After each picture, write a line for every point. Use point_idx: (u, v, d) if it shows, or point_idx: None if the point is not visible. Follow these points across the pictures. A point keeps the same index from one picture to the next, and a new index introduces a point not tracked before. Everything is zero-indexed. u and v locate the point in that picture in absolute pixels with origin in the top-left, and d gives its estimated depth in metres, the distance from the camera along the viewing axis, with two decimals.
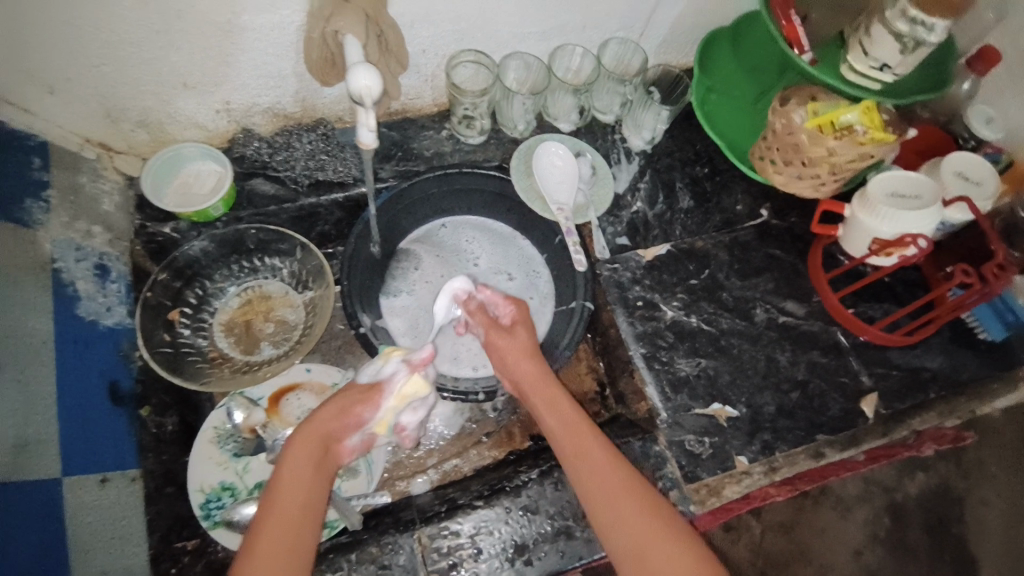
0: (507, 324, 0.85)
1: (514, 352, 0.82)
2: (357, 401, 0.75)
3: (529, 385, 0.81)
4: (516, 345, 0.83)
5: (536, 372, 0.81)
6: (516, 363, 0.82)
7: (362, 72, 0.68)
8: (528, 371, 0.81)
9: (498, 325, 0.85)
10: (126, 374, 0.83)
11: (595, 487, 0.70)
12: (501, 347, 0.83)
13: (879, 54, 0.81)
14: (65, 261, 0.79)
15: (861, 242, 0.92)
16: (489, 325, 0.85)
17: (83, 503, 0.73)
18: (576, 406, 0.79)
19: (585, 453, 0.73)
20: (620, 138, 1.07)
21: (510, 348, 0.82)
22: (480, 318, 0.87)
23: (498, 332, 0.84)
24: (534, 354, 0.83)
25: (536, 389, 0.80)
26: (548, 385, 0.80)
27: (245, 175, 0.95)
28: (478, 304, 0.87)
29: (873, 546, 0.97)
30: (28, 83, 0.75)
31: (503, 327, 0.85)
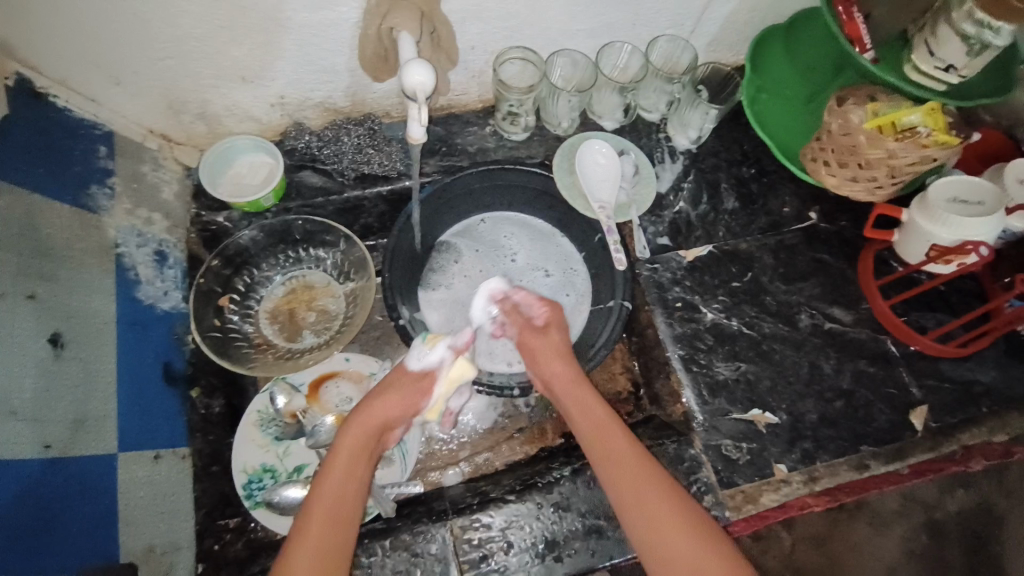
0: (541, 326, 0.85)
1: (548, 353, 0.82)
2: (410, 390, 0.79)
3: (559, 385, 0.81)
4: (548, 347, 0.83)
5: (566, 372, 0.81)
6: (547, 364, 0.82)
7: (416, 67, 0.69)
8: (559, 373, 0.81)
9: (532, 325, 0.85)
10: (179, 355, 0.87)
11: (624, 485, 0.70)
12: (533, 347, 0.83)
13: (944, 55, 0.78)
14: (128, 246, 0.83)
15: (918, 249, 0.89)
16: (522, 325, 0.86)
17: (136, 478, 0.74)
18: (605, 406, 0.78)
19: (615, 452, 0.73)
20: (664, 136, 1.06)
21: (542, 349, 0.83)
22: (515, 318, 0.87)
23: (531, 333, 0.84)
24: (566, 358, 0.83)
25: (566, 389, 0.80)
26: (577, 386, 0.80)
27: (295, 167, 0.98)
28: (512, 305, 0.87)
29: (907, 562, 1.07)
30: (97, 74, 0.79)
31: (537, 328, 0.85)
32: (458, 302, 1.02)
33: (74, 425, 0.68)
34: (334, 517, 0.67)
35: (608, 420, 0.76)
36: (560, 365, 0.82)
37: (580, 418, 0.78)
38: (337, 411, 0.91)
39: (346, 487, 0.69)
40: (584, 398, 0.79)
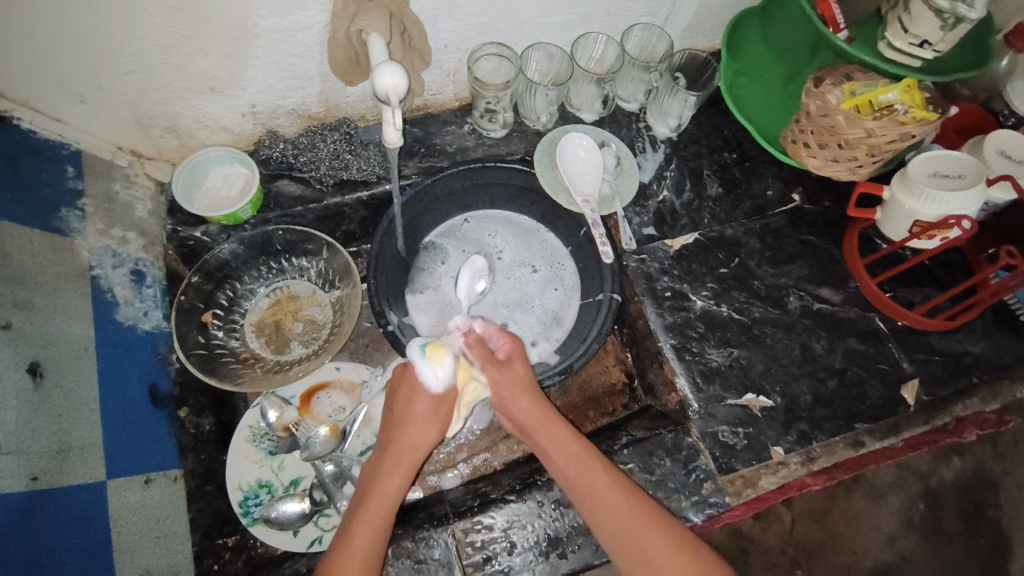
0: (503, 360, 0.78)
1: (513, 388, 0.77)
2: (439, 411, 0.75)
3: (528, 422, 0.76)
4: (514, 382, 0.77)
5: (532, 409, 0.76)
6: (514, 401, 0.76)
7: (387, 70, 0.68)
8: (528, 408, 0.76)
9: (494, 360, 0.78)
10: (164, 377, 0.84)
11: (612, 524, 0.69)
12: (500, 383, 0.77)
13: (918, 31, 0.78)
14: (103, 268, 0.80)
15: (902, 226, 0.89)
16: (484, 359, 0.77)
17: (128, 504, 0.73)
18: (580, 439, 0.75)
19: (599, 491, 0.71)
20: (644, 125, 1.05)
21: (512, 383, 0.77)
22: (479, 352, 0.77)
23: (495, 368, 0.77)
24: (531, 392, 0.77)
25: (537, 426, 0.75)
26: (548, 419, 0.76)
27: (272, 177, 0.96)
28: (477, 338, 0.78)
29: (907, 533, 1.08)
30: (61, 93, 0.77)
31: (500, 363, 0.78)
32: (446, 303, 1.02)
33: (59, 454, 0.66)
34: (376, 534, 0.69)
35: (586, 455, 0.73)
36: (524, 402, 0.76)
37: (557, 455, 0.74)
38: (331, 421, 0.91)
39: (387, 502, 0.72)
40: (556, 432, 0.75)
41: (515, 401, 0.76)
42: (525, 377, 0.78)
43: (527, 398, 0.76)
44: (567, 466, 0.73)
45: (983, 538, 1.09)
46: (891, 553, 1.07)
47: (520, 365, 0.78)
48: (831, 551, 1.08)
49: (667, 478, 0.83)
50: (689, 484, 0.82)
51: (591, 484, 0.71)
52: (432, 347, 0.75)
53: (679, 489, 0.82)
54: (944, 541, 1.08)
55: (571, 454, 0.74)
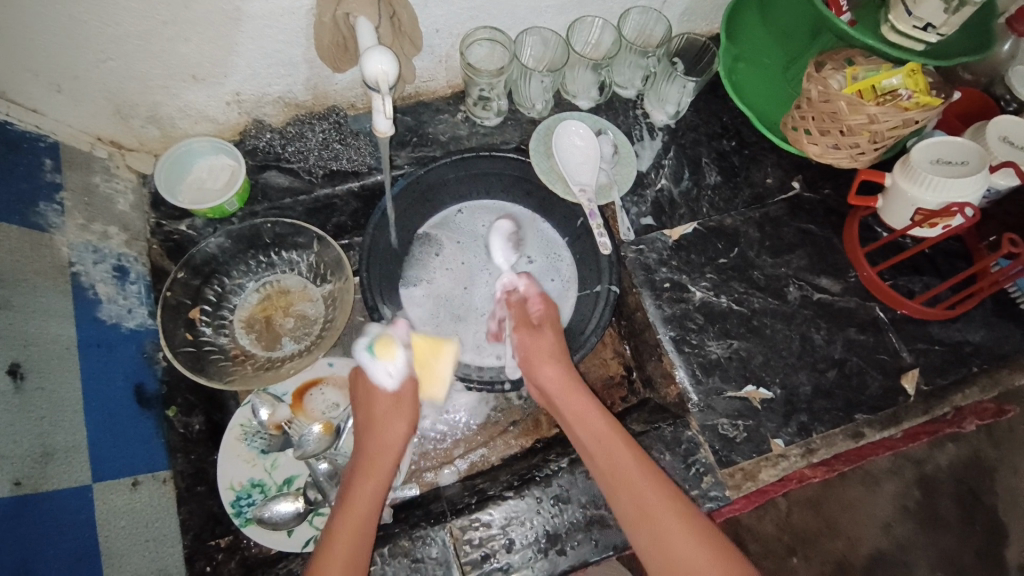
0: (537, 324, 0.88)
1: (543, 355, 0.83)
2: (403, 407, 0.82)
3: (558, 392, 0.81)
4: (543, 350, 0.84)
5: (559, 375, 0.81)
6: (542, 365, 0.83)
7: (377, 56, 0.65)
8: (554, 376, 0.81)
9: (529, 323, 0.88)
10: (151, 376, 0.82)
11: (629, 498, 0.69)
12: (531, 342, 0.85)
13: (922, 14, 0.76)
14: (84, 264, 0.77)
15: (902, 214, 0.88)
16: (522, 322, 0.88)
17: (115, 507, 0.71)
18: (605, 415, 0.77)
19: (620, 465, 0.72)
20: (642, 113, 1.03)
21: (543, 345, 0.84)
22: (518, 312, 0.90)
23: (529, 330, 0.87)
24: (561, 359, 0.83)
25: (564, 393, 0.80)
26: (571, 391, 0.80)
27: (259, 167, 0.93)
28: (518, 299, 0.91)
29: (903, 519, 1.09)
30: (35, 82, 0.73)
31: (534, 326, 0.87)
32: (442, 295, 1.00)
33: (43, 458, 0.64)
34: (356, 535, 0.68)
35: (609, 429, 0.75)
36: (554, 368, 0.82)
37: (581, 427, 0.77)
38: (324, 418, 0.89)
39: (363, 509, 0.71)
40: (582, 405, 0.79)
41: (546, 367, 0.82)
42: (558, 345, 0.85)
43: (556, 365, 0.82)
44: (592, 439, 0.75)
45: (978, 524, 1.07)
46: (886, 540, 1.07)
47: (549, 334, 0.86)
48: (827, 538, 1.08)
49: (666, 472, 0.82)
50: (689, 479, 0.81)
51: (613, 457, 0.73)
52: (381, 347, 0.84)
53: (679, 483, 0.81)
54: (940, 527, 1.08)
55: (598, 425, 0.76)
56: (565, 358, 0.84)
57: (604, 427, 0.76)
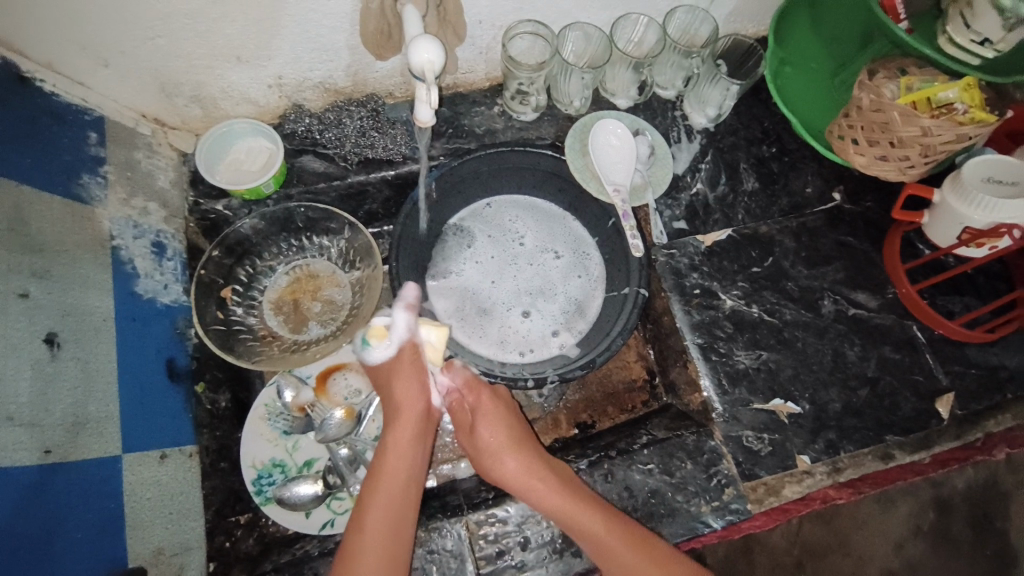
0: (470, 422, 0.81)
1: (495, 448, 0.78)
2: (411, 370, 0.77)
3: (520, 484, 0.76)
4: (489, 439, 0.79)
5: (518, 468, 0.76)
6: (499, 458, 0.78)
7: (423, 44, 0.65)
8: (510, 467, 0.77)
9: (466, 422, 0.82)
10: (182, 351, 0.84)
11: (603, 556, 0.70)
12: (475, 449, 0.81)
13: (980, 27, 0.73)
14: (124, 239, 0.79)
15: (949, 231, 0.85)
16: (460, 424, 0.84)
17: (144, 478, 0.72)
18: (567, 489, 0.74)
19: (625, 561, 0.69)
20: (681, 114, 1.01)
21: (486, 444, 0.79)
22: (459, 413, 0.84)
23: (468, 435, 0.82)
24: (512, 444, 0.78)
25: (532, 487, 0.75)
26: (539, 485, 0.75)
27: (296, 152, 0.94)
28: (456, 396, 0.83)
29: (915, 540, 1.04)
30: (84, 56, 0.75)
31: (470, 426, 0.81)
32: (468, 288, 1.00)
33: (74, 427, 0.65)
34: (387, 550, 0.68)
35: (602, 530, 0.71)
36: (513, 460, 0.77)
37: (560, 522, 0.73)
38: (346, 403, 0.89)
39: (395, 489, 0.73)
40: (556, 500, 0.73)
41: (503, 461, 0.77)
42: (514, 430, 0.79)
43: (513, 457, 0.77)
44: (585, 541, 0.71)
45: (987, 548, 1.04)
46: (896, 560, 1.03)
47: (492, 423, 0.79)
48: (837, 555, 1.03)
49: (686, 480, 0.81)
50: (711, 489, 0.81)
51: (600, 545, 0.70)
52: (375, 333, 0.76)
53: (700, 493, 0.80)
54: (951, 550, 1.04)
55: (586, 522, 0.71)
56: (525, 443, 0.79)
57: (587, 520, 0.71)
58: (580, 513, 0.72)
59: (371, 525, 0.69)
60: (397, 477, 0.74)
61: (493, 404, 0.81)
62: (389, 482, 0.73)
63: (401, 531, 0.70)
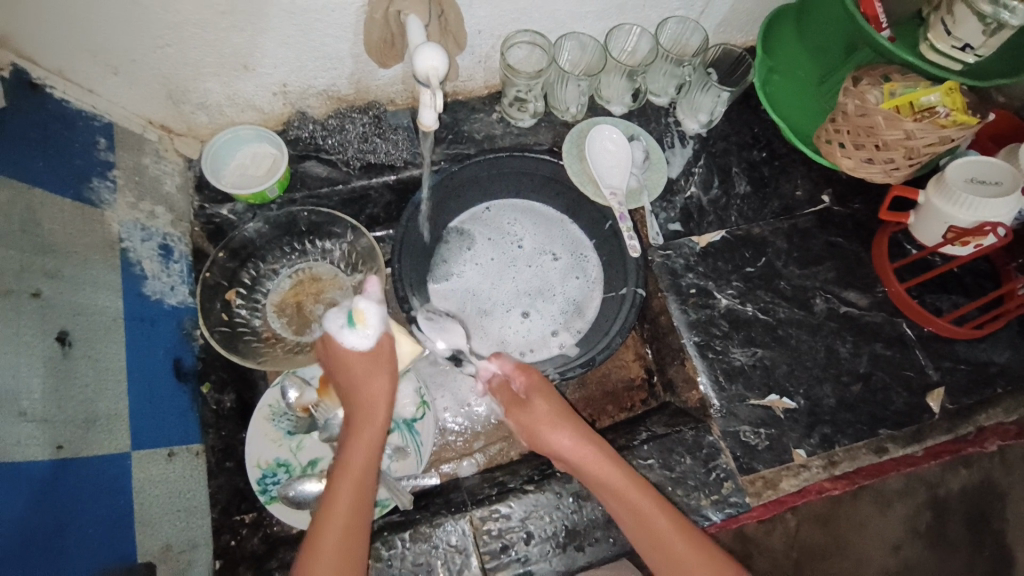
0: (524, 397, 0.82)
1: (545, 423, 0.79)
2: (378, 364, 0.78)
3: (573, 459, 0.76)
4: (539, 414, 0.80)
5: (573, 444, 0.77)
6: (550, 434, 0.79)
7: (427, 50, 0.67)
8: (563, 442, 0.78)
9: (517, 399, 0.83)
10: (188, 352, 0.86)
11: (648, 534, 0.71)
12: (526, 421, 0.81)
13: (961, 34, 0.76)
14: (132, 241, 0.81)
15: (934, 230, 0.88)
16: (509, 403, 0.85)
17: (152, 476, 0.73)
18: (623, 466, 0.75)
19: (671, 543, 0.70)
20: (674, 120, 1.04)
21: (539, 418, 0.80)
22: (505, 393, 0.85)
23: (520, 410, 0.82)
24: (564, 421, 0.79)
25: (588, 465, 0.75)
26: (593, 460, 0.75)
27: (299, 158, 0.96)
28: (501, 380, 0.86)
29: (912, 541, 1.05)
30: (96, 64, 0.77)
31: (522, 401, 0.82)
32: (469, 291, 1.02)
33: (85, 424, 0.66)
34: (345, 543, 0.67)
35: (651, 509, 0.72)
36: (566, 436, 0.78)
37: (613, 501, 0.73)
38: None
39: (359, 478, 0.73)
40: (611, 476, 0.74)
41: (556, 437, 0.78)
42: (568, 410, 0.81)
43: (566, 432, 0.78)
44: (631, 517, 0.72)
45: (985, 548, 1.05)
46: (894, 561, 1.04)
47: (545, 399, 0.81)
48: (835, 556, 1.04)
49: (686, 475, 0.82)
50: (710, 483, 0.82)
51: (650, 526, 0.71)
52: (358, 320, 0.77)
53: (699, 487, 0.82)
54: (948, 551, 1.05)
55: (641, 502, 0.72)
56: (578, 421, 0.80)
57: (643, 501, 0.72)
58: (634, 490, 0.73)
59: (333, 512, 0.69)
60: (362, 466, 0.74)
61: (546, 383, 0.83)
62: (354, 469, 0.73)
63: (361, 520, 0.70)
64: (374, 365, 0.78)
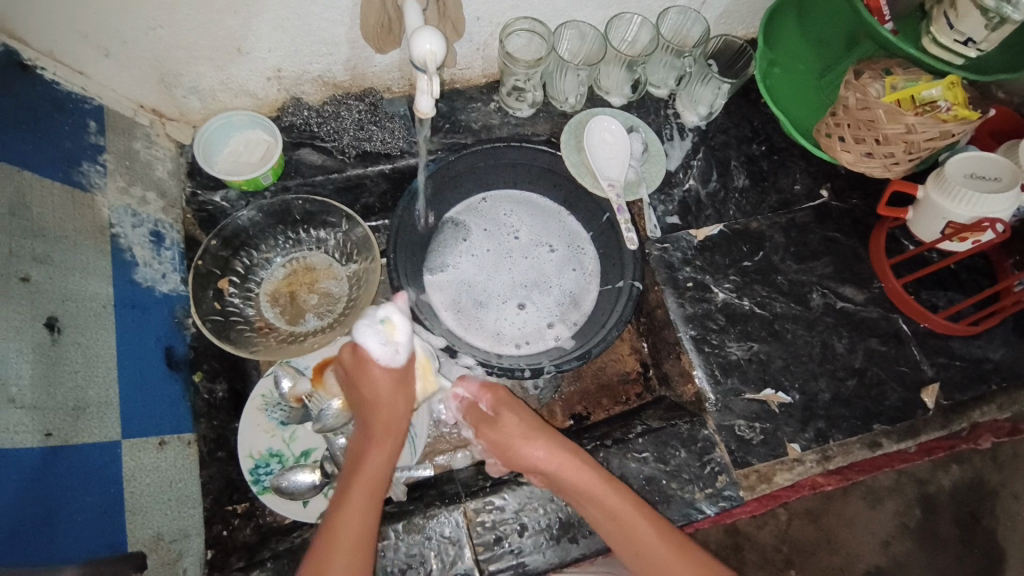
0: (492, 413, 0.80)
1: (519, 438, 0.76)
2: (400, 382, 0.76)
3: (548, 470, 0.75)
4: (511, 429, 0.77)
5: (550, 455, 0.75)
6: (524, 448, 0.76)
7: (426, 35, 0.66)
8: (538, 455, 0.75)
9: (485, 418, 0.80)
10: (180, 340, 0.85)
11: (622, 534, 0.71)
12: (496, 437, 0.78)
13: (963, 28, 0.75)
14: (123, 227, 0.79)
15: (933, 226, 0.88)
16: (477, 420, 0.81)
17: (143, 465, 0.72)
18: (598, 470, 0.74)
19: (651, 548, 0.70)
20: (673, 113, 1.03)
21: (511, 432, 0.77)
22: (472, 414, 0.82)
23: (490, 428, 0.79)
24: (539, 434, 0.77)
25: (565, 473, 0.74)
26: (568, 468, 0.74)
27: (294, 145, 0.95)
28: (469, 403, 0.82)
29: (901, 536, 1.06)
30: (86, 45, 0.75)
31: (491, 419, 0.79)
32: (463, 283, 1.01)
33: (76, 412, 0.65)
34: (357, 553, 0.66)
35: (626, 509, 0.72)
36: (541, 448, 0.75)
37: (591, 507, 0.73)
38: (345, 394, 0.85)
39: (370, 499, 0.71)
40: (587, 482, 0.73)
41: (531, 451, 0.75)
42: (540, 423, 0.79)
43: (541, 443, 0.76)
44: (603, 517, 0.72)
45: (973, 544, 1.06)
46: (884, 557, 1.05)
47: (515, 411, 0.79)
48: (826, 551, 1.05)
49: (680, 468, 0.82)
50: (704, 476, 0.82)
51: (633, 534, 0.71)
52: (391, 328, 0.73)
53: (693, 480, 0.82)
54: (938, 547, 1.06)
55: (616, 505, 0.72)
56: (550, 431, 0.78)
57: (618, 505, 0.72)
58: (608, 493, 0.72)
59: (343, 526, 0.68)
60: (373, 487, 0.72)
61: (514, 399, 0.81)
62: (368, 483, 0.72)
63: (368, 541, 0.68)
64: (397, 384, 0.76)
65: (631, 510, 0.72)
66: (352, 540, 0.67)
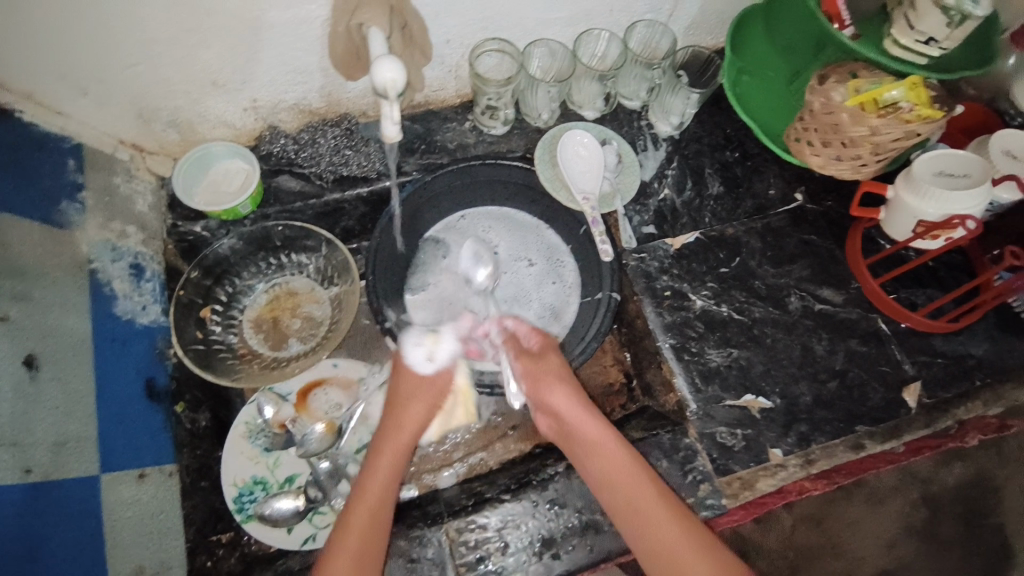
0: (538, 352, 0.85)
1: (554, 386, 0.81)
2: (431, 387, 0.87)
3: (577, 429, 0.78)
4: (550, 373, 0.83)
5: (579, 417, 0.79)
6: (557, 404, 0.80)
7: (386, 64, 0.67)
8: (569, 409, 0.79)
9: (528, 351, 0.85)
10: (161, 371, 0.85)
11: (639, 510, 0.71)
12: (536, 371, 0.83)
13: (925, 28, 0.76)
14: (102, 261, 0.81)
15: (905, 225, 0.88)
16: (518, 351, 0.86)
17: (123, 498, 0.73)
18: (621, 442, 0.76)
19: (662, 525, 0.70)
20: (646, 124, 1.05)
21: (550, 375, 0.82)
22: (513, 344, 0.86)
23: (533, 361, 0.84)
24: (573, 390, 0.81)
25: (591, 440, 0.76)
26: (594, 434, 0.77)
27: (272, 172, 0.96)
28: (510, 333, 0.87)
29: (905, 538, 1.04)
30: (64, 85, 0.76)
31: (536, 356, 0.85)
32: (445, 300, 0.97)
33: (56, 447, 0.66)
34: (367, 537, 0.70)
35: (644, 485, 0.72)
36: (573, 404, 0.79)
37: (614, 476, 0.73)
38: (327, 417, 0.90)
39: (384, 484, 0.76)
40: (611, 451, 0.75)
41: (563, 403, 0.80)
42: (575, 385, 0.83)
43: (574, 399, 0.80)
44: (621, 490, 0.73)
45: (977, 543, 1.04)
46: (888, 559, 1.03)
47: (553, 365, 0.84)
48: (830, 557, 1.03)
49: (663, 479, 0.82)
50: (687, 485, 0.82)
51: (647, 514, 0.70)
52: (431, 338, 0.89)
53: (677, 490, 0.82)
54: (942, 548, 1.04)
55: (634, 482, 0.72)
56: (582, 393, 0.82)
57: (636, 473, 0.73)
58: (630, 464, 0.74)
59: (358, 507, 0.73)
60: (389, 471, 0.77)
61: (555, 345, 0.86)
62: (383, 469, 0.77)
63: (379, 523, 0.72)
64: (419, 392, 0.85)
65: (649, 482, 0.73)
66: (363, 522, 0.71)
